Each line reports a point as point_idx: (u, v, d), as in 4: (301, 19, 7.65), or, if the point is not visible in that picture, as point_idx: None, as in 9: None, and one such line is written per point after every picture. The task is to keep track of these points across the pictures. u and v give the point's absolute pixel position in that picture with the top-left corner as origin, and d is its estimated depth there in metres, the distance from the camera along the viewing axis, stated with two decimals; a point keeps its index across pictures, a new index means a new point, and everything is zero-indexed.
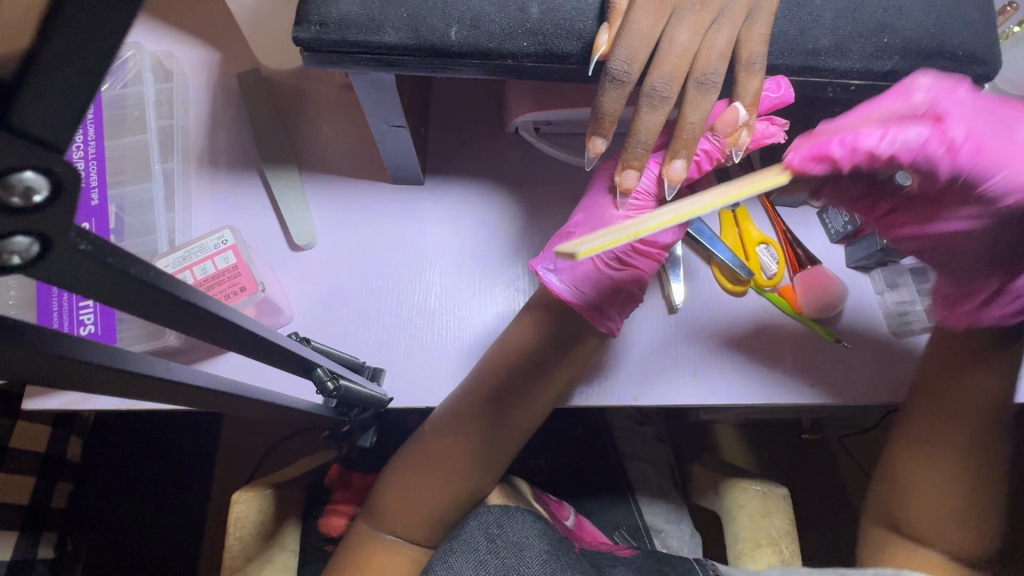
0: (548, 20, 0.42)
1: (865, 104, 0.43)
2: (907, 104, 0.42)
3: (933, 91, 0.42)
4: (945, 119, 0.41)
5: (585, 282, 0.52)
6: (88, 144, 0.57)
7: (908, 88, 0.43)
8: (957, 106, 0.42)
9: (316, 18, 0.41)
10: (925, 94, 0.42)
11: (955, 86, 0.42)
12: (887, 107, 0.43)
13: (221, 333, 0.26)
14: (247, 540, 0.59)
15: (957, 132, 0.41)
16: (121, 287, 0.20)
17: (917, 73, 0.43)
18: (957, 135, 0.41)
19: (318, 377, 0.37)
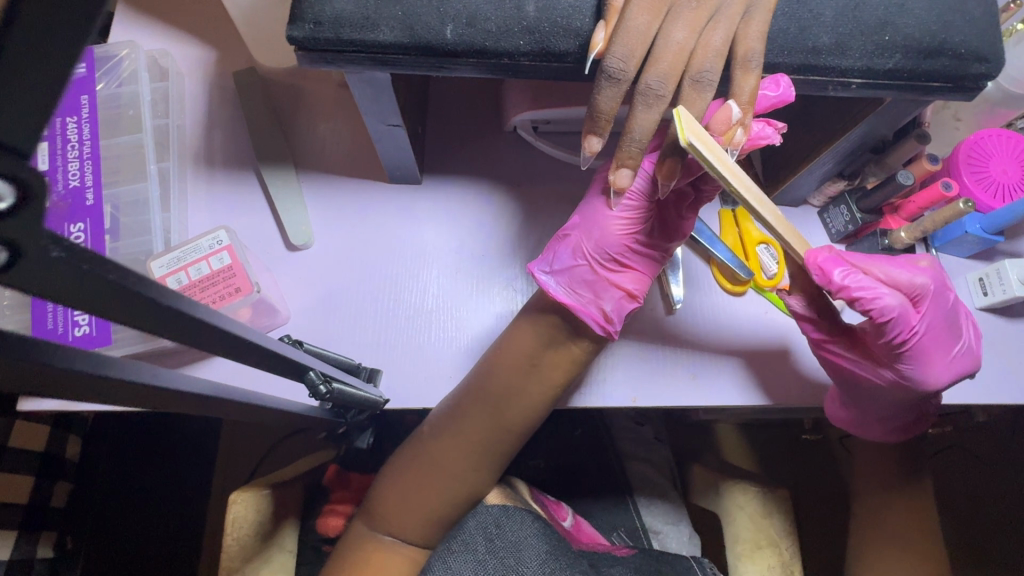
0: (545, 17, 0.41)
1: (890, 267, 0.50)
2: (912, 280, 0.49)
3: (935, 287, 0.50)
4: (926, 304, 0.49)
5: (581, 284, 0.52)
6: (84, 144, 0.57)
7: (920, 271, 0.50)
8: (937, 307, 0.50)
9: (310, 17, 0.41)
10: (929, 283, 0.49)
11: (945, 295, 0.50)
12: (897, 274, 0.49)
13: (205, 338, 0.26)
14: (245, 540, 0.59)
15: (919, 325, 0.49)
16: (97, 292, 0.20)
17: (927, 261, 0.51)
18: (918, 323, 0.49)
19: (311, 380, 0.36)
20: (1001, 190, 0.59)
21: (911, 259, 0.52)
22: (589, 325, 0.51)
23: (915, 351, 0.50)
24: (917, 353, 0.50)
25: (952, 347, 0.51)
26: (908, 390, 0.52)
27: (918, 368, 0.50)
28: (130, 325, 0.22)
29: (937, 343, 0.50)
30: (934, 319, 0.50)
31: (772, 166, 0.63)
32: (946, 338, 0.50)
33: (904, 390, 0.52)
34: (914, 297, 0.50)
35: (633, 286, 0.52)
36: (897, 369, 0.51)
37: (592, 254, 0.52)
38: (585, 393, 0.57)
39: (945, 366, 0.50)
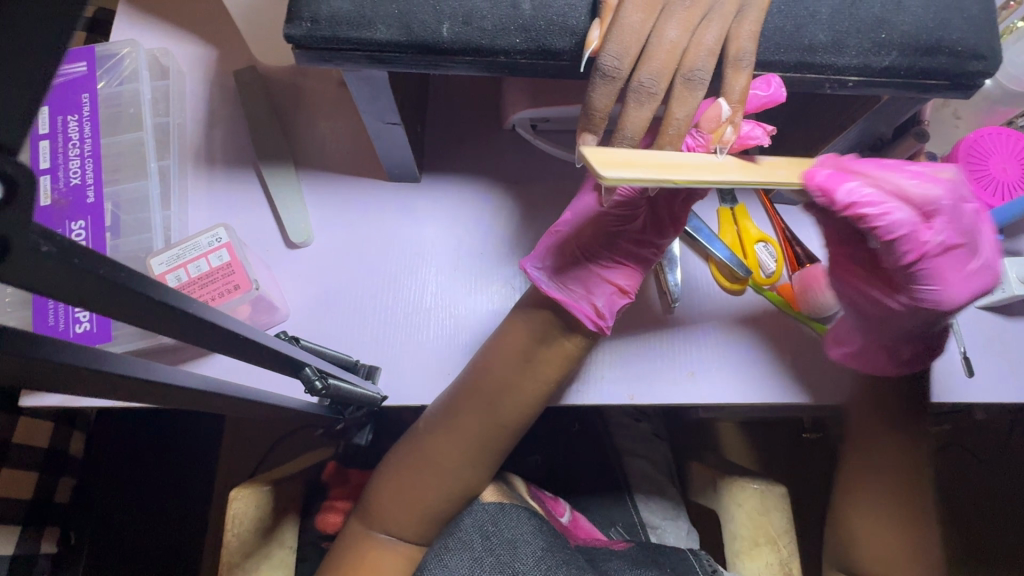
0: (541, 16, 0.41)
1: (903, 177, 0.45)
2: (930, 190, 0.45)
3: (953, 201, 0.45)
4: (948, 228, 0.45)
5: (573, 280, 0.52)
6: (84, 142, 0.58)
7: (935, 182, 0.45)
8: (957, 217, 0.45)
9: (307, 15, 0.41)
10: (946, 195, 0.45)
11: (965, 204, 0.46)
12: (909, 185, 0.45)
13: (199, 333, 0.26)
14: (245, 536, 0.59)
15: (934, 242, 0.45)
16: (89, 287, 0.20)
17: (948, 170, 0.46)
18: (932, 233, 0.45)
19: (307, 376, 0.37)
20: (1000, 189, 0.59)
21: (931, 168, 0.47)
22: (580, 319, 0.50)
23: (929, 268, 0.46)
24: (930, 272, 0.46)
25: (969, 261, 0.47)
26: (926, 310, 0.49)
27: (934, 286, 0.47)
28: (123, 321, 0.22)
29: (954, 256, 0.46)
30: (955, 231, 0.45)
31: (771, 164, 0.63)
32: (964, 250, 0.46)
33: (922, 312, 0.49)
34: (929, 206, 0.45)
35: (625, 281, 0.52)
36: (910, 293, 0.48)
37: (581, 254, 0.53)
38: (582, 391, 0.57)
39: (961, 281, 0.47)
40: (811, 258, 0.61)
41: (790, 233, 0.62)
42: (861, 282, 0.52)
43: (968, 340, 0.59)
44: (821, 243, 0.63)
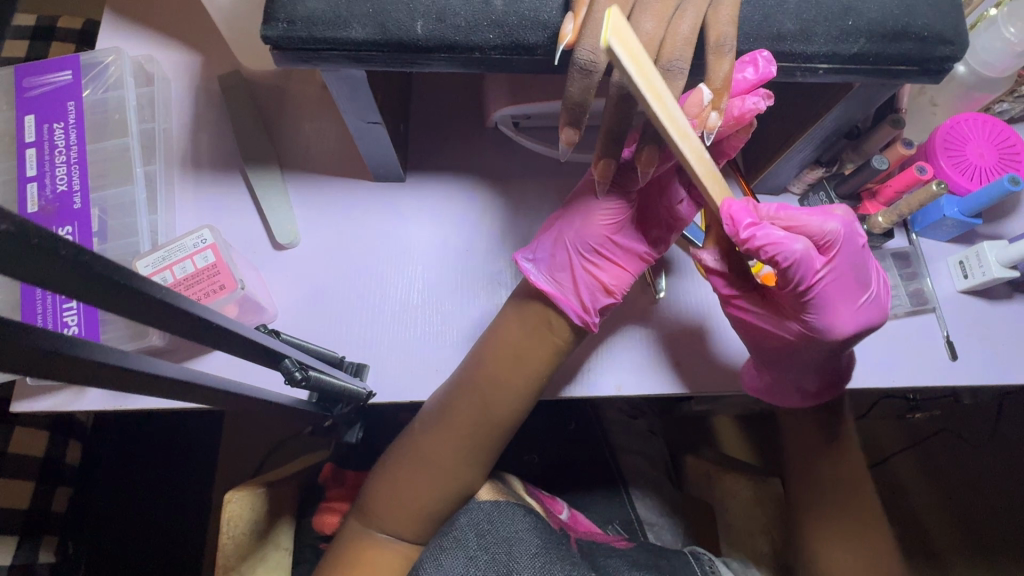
0: (512, 12, 0.42)
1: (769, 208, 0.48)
2: (822, 226, 0.47)
3: (848, 234, 0.48)
4: (850, 242, 0.48)
5: (563, 273, 0.53)
6: (71, 149, 0.58)
7: (832, 216, 0.48)
8: (856, 253, 0.49)
9: (283, 17, 0.42)
10: (841, 229, 0.47)
11: None
12: None
13: (168, 317, 0.27)
14: (239, 538, 0.59)
15: (822, 268, 0.48)
16: (54, 269, 0.21)
17: None
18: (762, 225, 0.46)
19: (287, 367, 0.38)
20: (978, 173, 0.60)
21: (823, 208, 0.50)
22: (568, 314, 0.52)
23: (821, 295, 0.49)
24: (824, 299, 0.49)
25: (859, 298, 0.50)
26: (820, 341, 0.51)
27: (824, 313, 0.49)
28: (86, 302, 0.23)
29: (844, 284, 0.49)
30: (862, 261, 0.49)
31: (752, 155, 0.64)
32: (853, 286, 0.49)
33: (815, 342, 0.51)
34: (831, 243, 0.48)
35: (612, 281, 0.53)
36: (804, 322, 0.51)
37: (574, 244, 0.53)
38: (574, 383, 0.57)
39: (851, 314, 0.49)
40: None
41: None
42: (745, 313, 0.54)
43: (952, 325, 0.60)
44: None
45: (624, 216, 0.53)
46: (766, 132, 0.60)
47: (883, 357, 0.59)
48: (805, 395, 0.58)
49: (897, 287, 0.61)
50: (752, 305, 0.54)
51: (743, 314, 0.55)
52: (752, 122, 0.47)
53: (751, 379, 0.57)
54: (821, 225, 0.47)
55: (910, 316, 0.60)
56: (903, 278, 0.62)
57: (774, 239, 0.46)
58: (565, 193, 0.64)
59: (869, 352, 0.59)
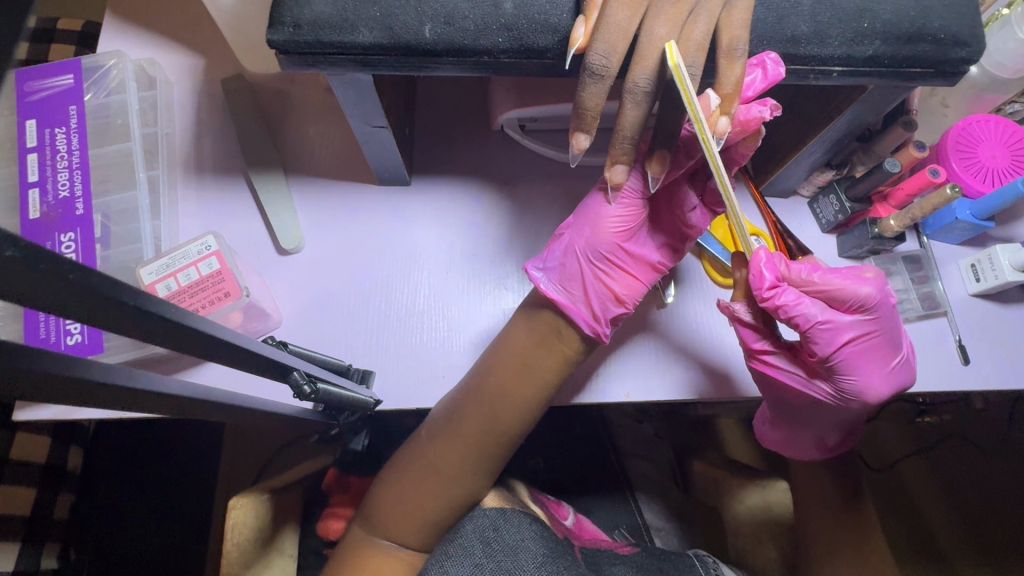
0: (522, 14, 0.41)
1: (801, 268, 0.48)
2: (856, 289, 0.47)
3: (883, 299, 0.47)
4: (884, 306, 0.47)
5: (573, 282, 0.52)
6: (72, 154, 0.57)
7: (866, 280, 0.47)
8: (891, 316, 0.48)
9: (289, 20, 0.41)
10: (876, 293, 0.47)
11: None
12: None
13: (171, 334, 0.26)
14: (245, 545, 0.57)
15: (848, 331, 0.48)
16: (55, 290, 0.21)
17: None
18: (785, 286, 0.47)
19: (294, 380, 0.37)
20: (990, 175, 0.59)
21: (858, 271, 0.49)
22: (577, 322, 0.52)
23: (849, 358, 0.48)
24: (852, 363, 0.48)
25: (891, 361, 0.49)
26: (852, 403, 0.50)
27: (856, 377, 0.48)
28: (90, 323, 0.23)
29: (874, 347, 0.48)
30: (895, 324, 0.49)
31: (761, 158, 0.63)
32: (884, 349, 0.48)
33: (848, 405, 0.50)
34: (868, 308, 0.47)
35: (623, 290, 0.52)
36: (833, 382, 0.49)
37: (585, 251, 0.52)
38: (582, 391, 0.57)
39: (882, 378, 0.48)
40: (803, 250, 0.60)
41: (781, 226, 0.61)
42: (776, 370, 0.51)
43: (963, 329, 0.60)
44: (813, 235, 0.63)
45: (636, 223, 0.52)
46: (777, 135, 0.60)
47: None
48: (822, 449, 0.57)
49: (908, 290, 0.60)
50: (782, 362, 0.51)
51: (772, 371, 0.51)
52: (759, 132, 0.46)
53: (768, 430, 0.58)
54: (855, 289, 0.47)
55: (921, 320, 0.59)
56: (914, 281, 0.61)
57: (797, 301, 0.47)
58: (573, 197, 0.63)
59: None
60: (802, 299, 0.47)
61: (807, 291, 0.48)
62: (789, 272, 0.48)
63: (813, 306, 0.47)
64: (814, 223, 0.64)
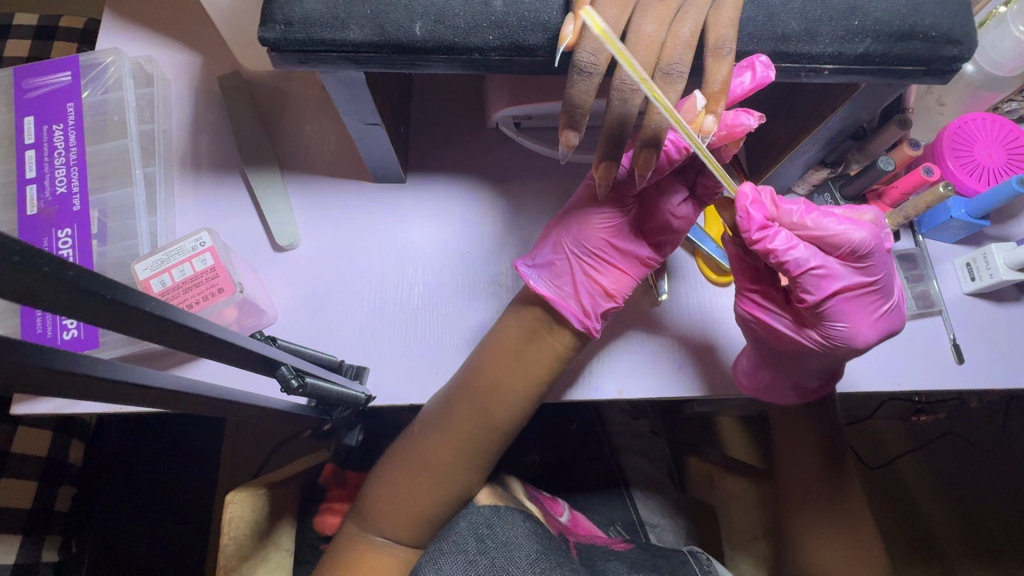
0: (512, 12, 0.41)
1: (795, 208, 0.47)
2: (849, 235, 0.46)
3: (878, 245, 0.46)
4: (879, 252, 0.46)
5: (563, 279, 0.53)
6: (70, 152, 0.58)
7: (862, 226, 0.46)
8: (885, 264, 0.47)
9: (281, 18, 0.41)
10: (870, 240, 0.45)
11: None
12: None
13: (155, 330, 0.27)
14: (240, 539, 0.58)
15: (838, 278, 0.47)
16: (35, 284, 0.21)
17: None
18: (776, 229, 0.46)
19: (283, 375, 0.38)
20: (985, 174, 0.59)
21: (853, 212, 0.49)
22: (568, 318, 0.51)
23: (838, 306, 0.47)
24: (841, 311, 0.48)
25: (882, 308, 0.48)
26: (840, 352, 0.49)
27: (844, 326, 0.48)
28: (77, 318, 0.24)
29: (864, 294, 0.48)
30: (888, 271, 0.48)
31: (756, 156, 0.63)
32: (875, 297, 0.48)
33: (835, 353, 0.50)
34: (861, 254, 0.46)
35: (613, 285, 0.52)
36: (823, 330, 0.49)
37: (573, 249, 0.52)
38: (575, 387, 0.57)
39: (872, 326, 0.48)
40: None
41: None
42: (765, 312, 0.52)
43: (957, 327, 0.59)
44: None
45: (624, 220, 0.52)
46: (772, 132, 0.59)
47: (889, 359, 0.58)
48: (800, 391, 0.57)
49: (903, 289, 0.60)
50: (772, 305, 0.52)
51: (762, 314, 0.52)
52: (742, 138, 0.46)
53: (749, 377, 0.55)
54: (848, 235, 0.46)
55: (916, 319, 0.59)
56: (909, 280, 0.61)
57: (789, 244, 0.46)
58: (567, 194, 0.63)
59: (876, 355, 0.58)
60: (793, 243, 0.46)
61: (799, 233, 0.47)
62: (781, 213, 0.47)
63: (805, 251, 0.46)
64: None
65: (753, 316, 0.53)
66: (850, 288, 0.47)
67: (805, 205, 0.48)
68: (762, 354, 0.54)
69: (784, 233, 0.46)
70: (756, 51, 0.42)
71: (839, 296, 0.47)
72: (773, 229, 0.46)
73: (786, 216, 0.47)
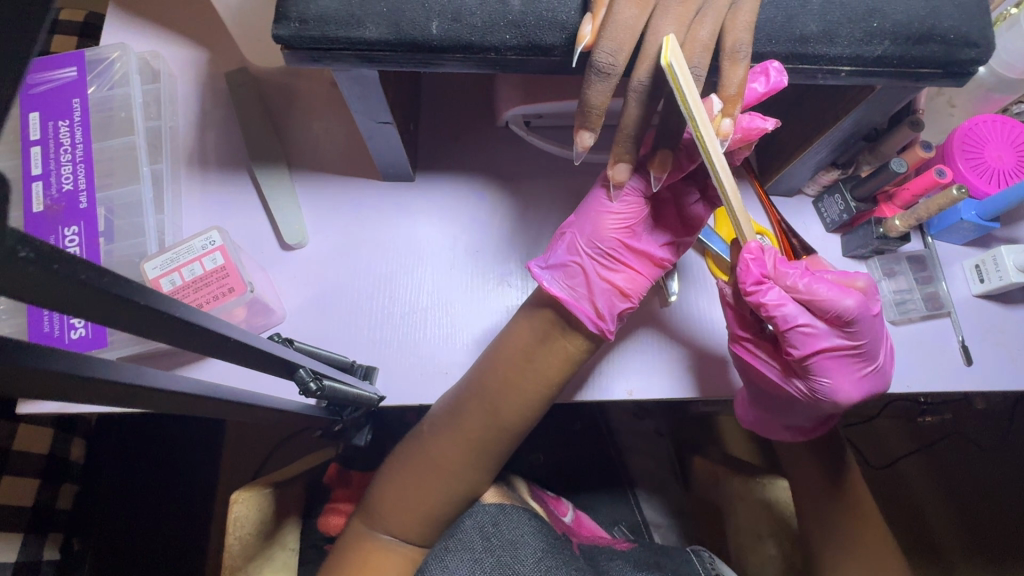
0: (530, 11, 0.41)
1: (792, 272, 0.47)
2: (838, 302, 0.46)
3: (865, 313, 0.46)
4: (867, 318, 0.46)
5: (576, 281, 0.52)
6: (76, 148, 0.57)
7: (851, 293, 0.46)
8: (873, 329, 0.47)
9: (295, 15, 0.41)
10: (857, 307, 0.46)
11: None
12: None
13: (179, 334, 0.27)
14: (247, 539, 0.58)
15: (823, 339, 0.47)
16: (67, 292, 0.21)
17: None
18: (769, 285, 0.47)
19: (300, 378, 0.37)
20: (996, 176, 0.59)
21: (843, 281, 0.49)
22: (582, 320, 0.51)
23: (823, 363, 0.48)
24: (825, 368, 0.48)
25: (864, 369, 0.49)
26: (824, 404, 0.50)
27: (828, 382, 0.48)
28: (105, 324, 0.24)
29: (848, 356, 0.48)
30: (876, 335, 0.48)
31: (766, 156, 0.63)
32: (860, 356, 0.48)
33: (818, 404, 0.51)
34: (848, 320, 0.46)
35: (627, 285, 0.52)
36: (809, 382, 0.50)
37: (586, 250, 0.52)
38: (585, 387, 0.57)
39: (854, 384, 0.48)
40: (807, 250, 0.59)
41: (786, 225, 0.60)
42: (754, 358, 0.51)
43: (965, 329, 0.59)
44: (818, 235, 0.63)
45: (638, 220, 0.52)
46: (784, 132, 0.59)
47: (896, 360, 0.58)
48: (795, 432, 0.59)
49: (911, 290, 0.60)
50: (761, 353, 0.52)
51: (751, 360, 0.52)
52: (754, 142, 0.46)
53: (744, 413, 0.58)
54: (836, 302, 0.46)
55: (924, 320, 0.59)
56: (918, 282, 0.61)
57: (779, 301, 0.46)
58: (577, 194, 0.63)
59: None
60: (783, 302, 0.47)
61: (792, 295, 0.47)
62: (777, 273, 0.47)
63: (794, 309, 0.47)
64: (818, 222, 0.64)
65: (741, 361, 0.52)
66: (835, 352, 0.48)
67: (800, 265, 0.48)
68: (753, 396, 0.55)
69: (776, 290, 0.47)
70: (774, 53, 0.42)
71: (823, 356, 0.48)
72: (766, 285, 0.47)
73: (782, 277, 0.47)
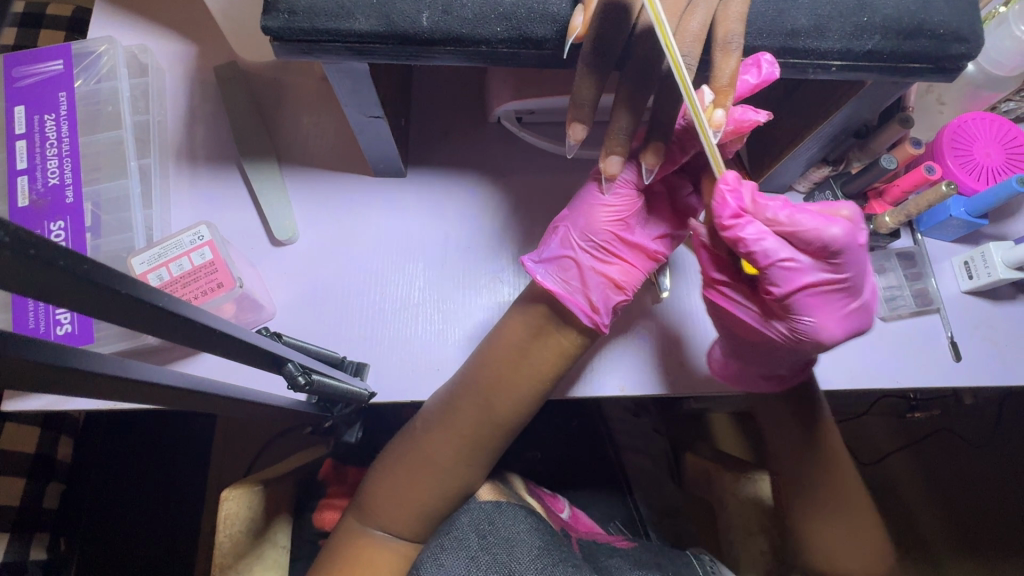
0: (522, 4, 0.41)
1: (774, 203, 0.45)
2: (823, 231, 0.43)
3: (851, 241, 0.44)
4: (853, 250, 0.44)
5: (570, 274, 0.52)
6: (62, 142, 0.57)
7: (836, 222, 0.44)
8: (858, 262, 0.45)
9: (284, 7, 0.40)
10: (844, 236, 0.43)
11: None
12: None
13: (165, 325, 0.27)
14: (237, 536, 0.57)
15: (806, 274, 0.45)
16: (49, 280, 0.21)
17: None
18: (748, 219, 0.45)
19: (289, 372, 0.37)
20: (984, 173, 0.59)
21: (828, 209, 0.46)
22: (576, 313, 0.51)
23: (804, 300, 0.45)
24: (806, 304, 0.46)
25: (850, 305, 0.46)
26: (805, 345, 0.48)
27: (810, 321, 0.46)
28: (90, 313, 0.24)
29: (832, 291, 0.46)
30: (861, 268, 0.45)
31: (757, 153, 0.63)
32: (844, 291, 0.46)
33: (800, 345, 0.48)
34: (834, 250, 0.44)
35: (621, 278, 0.52)
36: (788, 321, 0.47)
37: (579, 243, 0.52)
38: (578, 383, 0.57)
39: (837, 320, 0.46)
40: None
41: None
42: (731, 302, 0.50)
43: (955, 325, 0.60)
44: None
45: (631, 213, 0.52)
46: (775, 129, 0.59)
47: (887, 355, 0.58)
48: (776, 382, 0.55)
49: (902, 287, 0.61)
50: (737, 296, 0.50)
51: (729, 305, 0.50)
52: (747, 134, 0.46)
53: (719, 368, 0.56)
54: (822, 231, 0.43)
55: (914, 316, 0.60)
56: (908, 278, 0.61)
57: (757, 236, 0.44)
58: (569, 190, 0.63)
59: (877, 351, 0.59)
60: (763, 235, 0.45)
61: (772, 227, 0.45)
62: (756, 207, 0.45)
63: (774, 243, 0.45)
64: None
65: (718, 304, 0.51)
66: (818, 286, 0.45)
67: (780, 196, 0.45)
68: (731, 340, 0.53)
69: (755, 223, 0.45)
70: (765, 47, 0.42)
71: (806, 292, 0.45)
72: (743, 218, 0.45)
73: (762, 210, 0.45)
